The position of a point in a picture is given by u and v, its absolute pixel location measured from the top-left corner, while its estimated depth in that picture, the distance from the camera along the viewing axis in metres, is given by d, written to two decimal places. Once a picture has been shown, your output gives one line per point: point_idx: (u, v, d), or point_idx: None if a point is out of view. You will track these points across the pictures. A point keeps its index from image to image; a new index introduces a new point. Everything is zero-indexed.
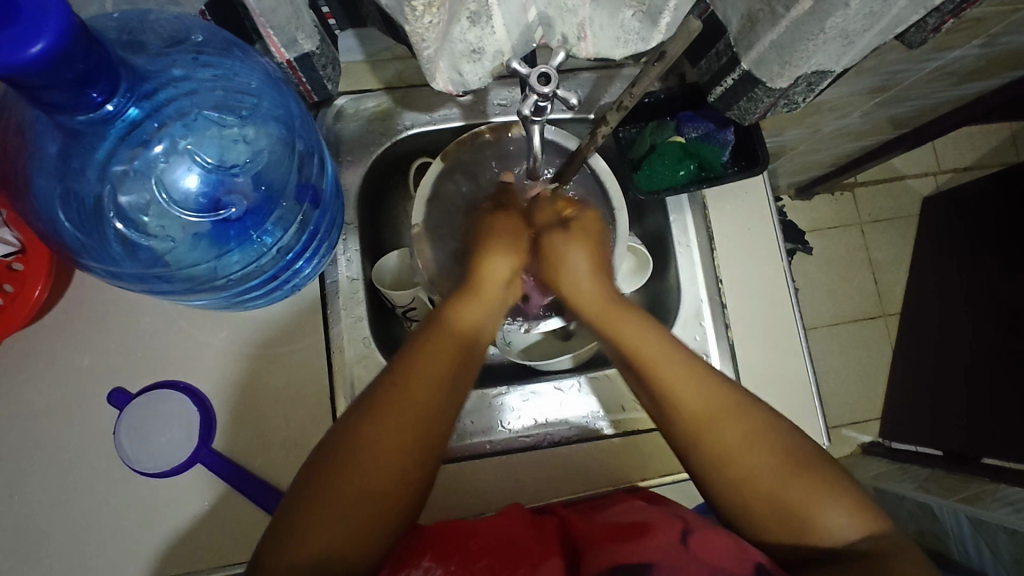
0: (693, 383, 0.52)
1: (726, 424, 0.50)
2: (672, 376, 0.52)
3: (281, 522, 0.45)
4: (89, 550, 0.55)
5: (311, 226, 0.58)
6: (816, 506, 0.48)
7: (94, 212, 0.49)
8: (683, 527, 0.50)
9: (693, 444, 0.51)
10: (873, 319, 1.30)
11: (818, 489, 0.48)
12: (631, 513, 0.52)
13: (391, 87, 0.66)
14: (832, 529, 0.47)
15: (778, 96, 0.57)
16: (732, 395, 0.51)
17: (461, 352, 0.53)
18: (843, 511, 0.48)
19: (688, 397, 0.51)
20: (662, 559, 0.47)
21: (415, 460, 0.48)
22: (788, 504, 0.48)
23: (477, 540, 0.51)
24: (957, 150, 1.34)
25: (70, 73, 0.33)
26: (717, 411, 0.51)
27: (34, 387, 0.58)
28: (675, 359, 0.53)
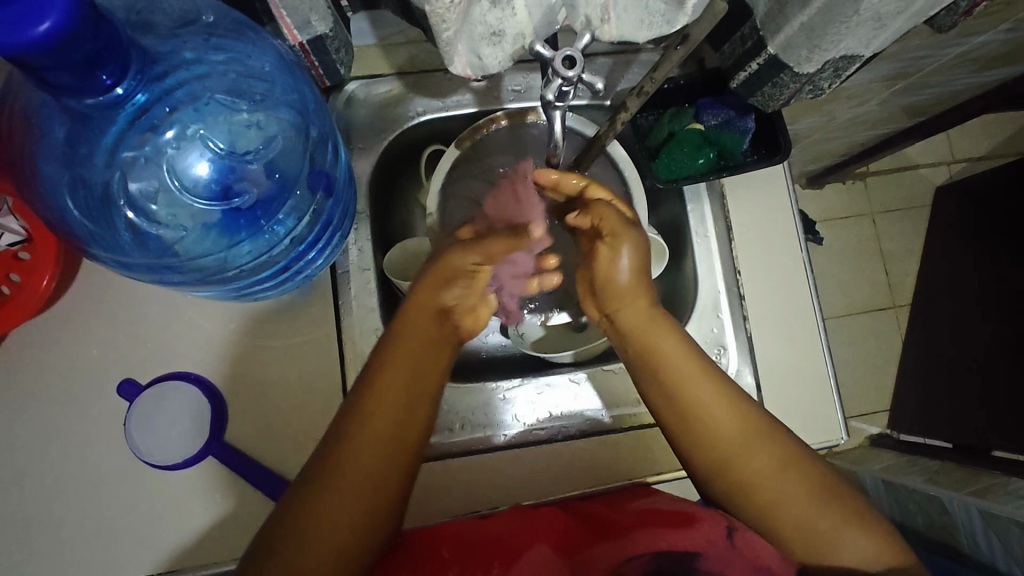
0: (729, 415, 0.51)
1: (765, 467, 0.50)
2: (706, 411, 0.51)
3: (266, 538, 0.45)
4: (100, 543, 0.55)
5: (324, 216, 0.56)
6: (839, 531, 0.48)
7: (103, 200, 0.48)
8: (726, 520, 0.50)
9: (727, 479, 0.50)
10: (884, 310, 1.28)
11: (840, 514, 0.49)
12: (673, 505, 0.53)
13: (403, 72, 0.64)
14: (856, 552, 0.48)
15: (804, 82, 0.55)
16: (769, 435, 0.51)
17: (405, 391, 0.50)
18: (869, 544, 0.48)
19: (724, 434, 0.50)
20: (706, 552, 0.48)
21: (390, 475, 0.47)
22: (809, 527, 0.48)
23: (448, 550, 0.50)
24: (972, 139, 1.32)
25: (79, 54, 0.32)
26: (749, 443, 0.50)
27: (43, 379, 0.57)
28: (710, 387, 0.52)
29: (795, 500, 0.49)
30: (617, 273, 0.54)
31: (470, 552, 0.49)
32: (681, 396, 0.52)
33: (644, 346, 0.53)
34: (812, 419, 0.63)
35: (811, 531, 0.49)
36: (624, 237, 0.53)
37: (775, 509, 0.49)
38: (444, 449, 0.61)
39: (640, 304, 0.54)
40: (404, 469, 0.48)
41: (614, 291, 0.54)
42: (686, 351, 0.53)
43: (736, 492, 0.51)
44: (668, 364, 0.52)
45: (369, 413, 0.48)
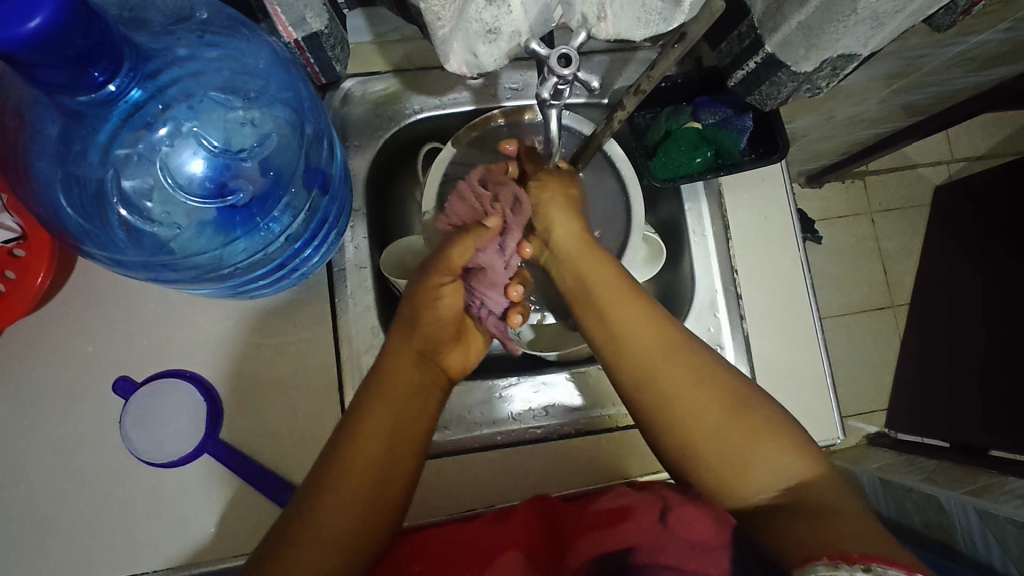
0: (650, 335, 0.51)
1: (679, 380, 0.49)
2: (625, 332, 0.51)
3: (268, 544, 0.45)
4: (96, 542, 0.55)
5: (320, 214, 0.56)
6: (758, 451, 0.47)
7: (97, 198, 0.48)
8: (662, 505, 0.50)
9: (649, 402, 0.50)
10: (882, 309, 1.28)
11: (763, 436, 0.47)
12: (617, 499, 0.53)
13: (399, 69, 0.64)
14: (782, 473, 0.46)
15: (802, 80, 0.54)
16: (680, 348, 0.50)
17: (402, 409, 0.50)
18: (790, 460, 0.47)
19: (642, 354, 0.50)
20: (641, 542, 0.48)
21: (387, 469, 0.48)
22: (725, 447, 0.47)
23: (419, 563, 0.49)
24: (971, 138, 1.32)
25: (71, 51, 0.32)
26: (667, 360, 0.50)
27: (39, 377, 0.57)
28: (626, 303, 0.52)
29: (714, 421, 0.48)
30: (550, 199, 0.57)
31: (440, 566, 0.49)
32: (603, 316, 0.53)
33: (569, 269, 0.56)
34: (808, 419, 0.63)
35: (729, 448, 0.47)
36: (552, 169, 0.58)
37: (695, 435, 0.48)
38: (440, 447, 0.61)
39: (566, 229, 0.57)
40: (402, 464, 0.49)
41: (546, 220, 0.57)
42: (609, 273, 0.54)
43: (659, 419, 0.49)
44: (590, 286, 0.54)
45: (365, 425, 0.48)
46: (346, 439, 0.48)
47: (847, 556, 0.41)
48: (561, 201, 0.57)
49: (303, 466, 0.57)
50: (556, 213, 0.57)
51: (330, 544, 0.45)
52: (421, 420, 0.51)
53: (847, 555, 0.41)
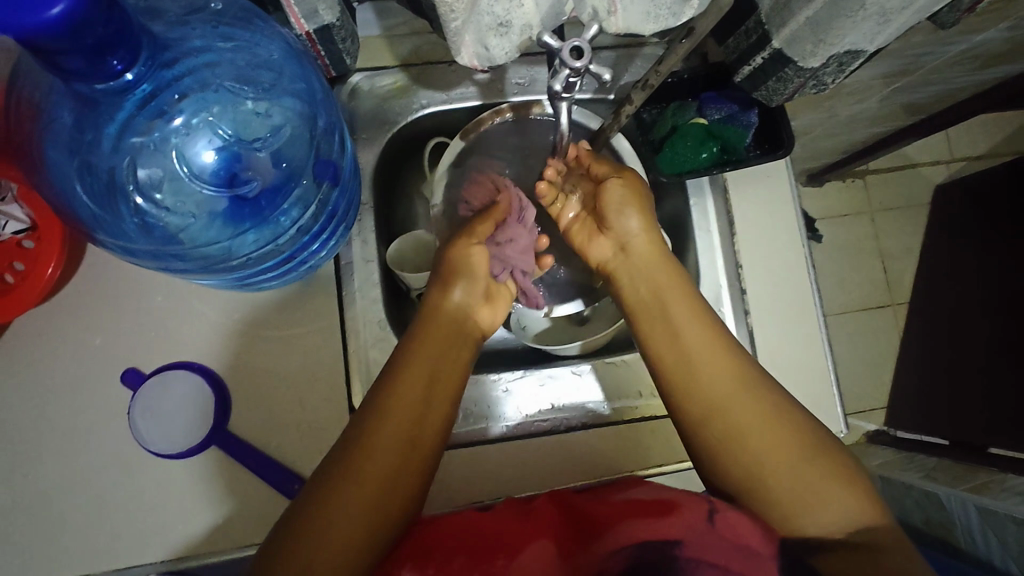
0: (722, 364, 0.52)
1: (722, 385, 0.51)
2: (703, 359, 0.52)
3: (290, 518, 0.44)
4: (103, 533, 0.55)
5: (330, 207, 0.56)
6: (827, 485, 0.47)
7: (110, 186, 0.48)
8: (709, 506, 0.46)
9: (716, 426, 0.50)
10: (882, 308, 1.29)
11: (835, 476, 0.47)
12: (655, 494, 0.49)
13: (407, 63, 0.64)
14: (850, 512, 0.46)
15: (808, 76, 0.55)
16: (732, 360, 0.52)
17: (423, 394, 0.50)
18: (856, 501, 0.46)
19: (713, 380, 0.51)
20: (689, 538, 0.43)
21: (407, 468, 0.47)
22: (792, 481, 0.47)
23: (453, 541, 0.46)
24: (970, 137, 1.33)
25: (90, 39, 0.32)
26: (740, 389, 0.50)
27: (47, 368, 0.57)
28: (694, 320, 0.54)
29: (787, 453, 0.48)
30: (627, 209, 0.58)
31: (475, 546, 0.45)
32: (679, 338, 0.54)
33: (644, 279, 0.58)
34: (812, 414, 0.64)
35: (797, 479, 0.47)
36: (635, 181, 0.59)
37: (762, 466, 0.48)
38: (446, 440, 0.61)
39: (640, 242, 0.59)
40: (417, 467, 0.48)
41: (620, 223, 0.59)
42: (684, 295, 0.56)
43: (722, 443, 0.50)
44: (666, 301, 0.56)
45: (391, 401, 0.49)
46: (365, 434, 0.47)
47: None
48: (637, 215, 0.58)
49: (310, 457, 0.57)
50: (633, 225, 0.58)
51: (349, 527, 0.43)
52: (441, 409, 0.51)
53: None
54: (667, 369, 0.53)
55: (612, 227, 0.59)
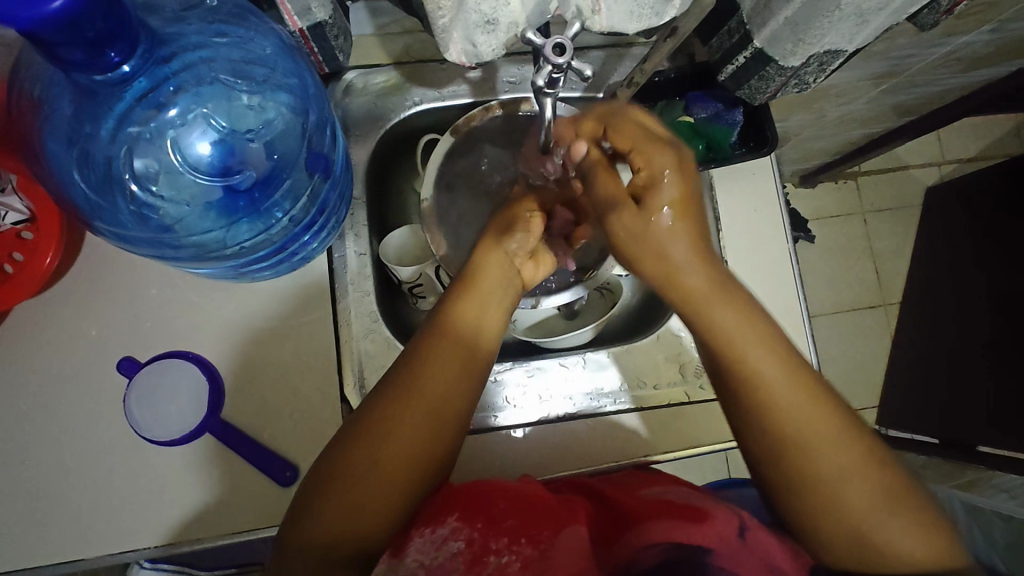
0: (809, 408, 0.44)
1: (780, 394, 0.44)
2: (787, 412, 0.44)
3: (306, 491, 0.46)
4: (98, 517, 0.56)
5: (321, 199, 0.57)
6: (889, 519, 0.42)
7: (108, 176, 0.49)
8: (740, 522, 0.46)
9: (773, 433, 0.44)
10: (873, 308, 1.31)
11: (913, 517, 0.43)
12: (686, 499, 0.49)
13: (400, 62, 0.66)
14: (910, 545, 0.42)
15: (790, 75, 0.57)
16: (795, 371, 0.45)
17: (436, 410, 0.47)
18: (919, 536, 0.42)
19: (799, 434, 0.44)
20: (719, 548, 0.43)
21: (425, 471, 0.46)
22: (865, 533, 0.43)
23: (501, 504, 0.49)
24: (962, 140, 1.34)
25: (90, 32, 0.33)
26: (825, 426, 0.44)
27: (45, 356, 0.58)
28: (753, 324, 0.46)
29: (867, 501, 0.43)
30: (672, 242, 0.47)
31: (522, 511, 0.48)
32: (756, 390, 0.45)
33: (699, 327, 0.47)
34: None
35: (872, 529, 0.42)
36: (678, 206, 0.47)
37: (837, 515, 0.43)
38: None
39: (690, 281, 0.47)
40: (443, 455, 0.47)
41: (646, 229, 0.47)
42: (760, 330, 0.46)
43: (800, 495, 0.44)
44: (736, 347, 0.45)
45: (402, 412, 0.46)
46: (388, 433, 0.45)
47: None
48: (686, 243, 0.47)
49: (302, 445, 0.58)
50: (682, 259, 0.47)
51: (361, 517, 0.44)
52: (452, 425, 0.48)
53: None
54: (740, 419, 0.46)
55: (648, 271, 0.48)
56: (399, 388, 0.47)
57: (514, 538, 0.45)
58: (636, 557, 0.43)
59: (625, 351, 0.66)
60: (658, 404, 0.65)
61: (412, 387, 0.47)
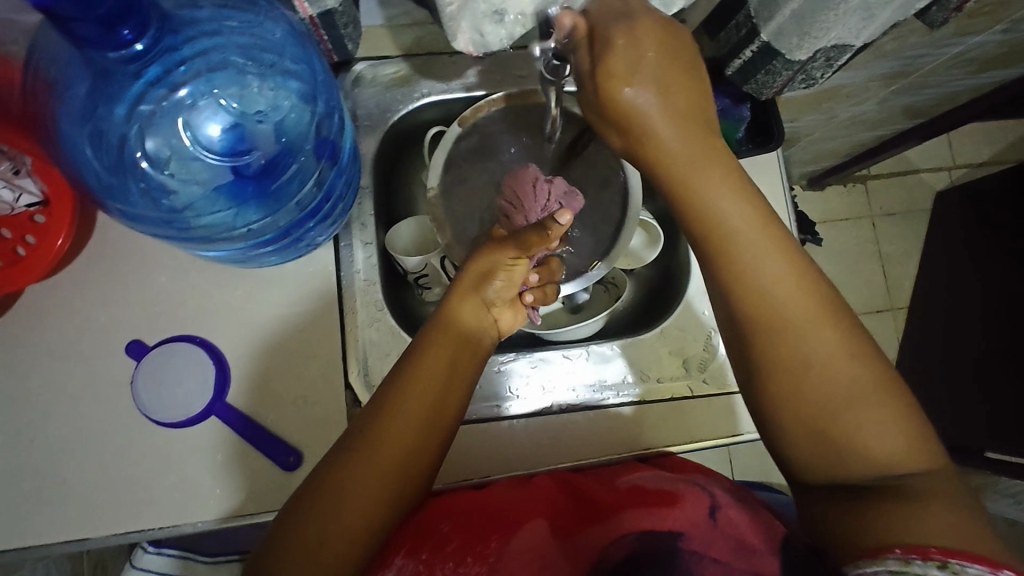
0: (786, 274, 0.44)
1: (774, 278, 0.44)
2: (765, 278, 0.44)
3: (302, 496, 0.46)
4: (106, 498, 0.57)
5: (327, 186, 0.57)
6: (875, 422, 0.41)
7: (120, 155, 0.50)
8: (710, 501, 0.48)
9: (763, 322, 0.44)
10: (881, 312, 1.29)
11: (888, 408, 0.42)
12: (659, 485, 0.52)
13: (408, 54, 0.66)
14: (894, 451, 0.41)
15: (796, 70, 0.57)
16: (796, 264, 0.45)
17: (430, 403, 0.49)
18: (902, 443, 0.41)
19: (768, 295, 0.44)
20: (689, 530, 0.46)
21: (419, 464, 0.47)
22: (830, 413, 0.42)
23: (447, 522, 0.49)
24: (974, 144, 1.33)
25: (103, 9, 0.34)
26: (818, 323, 0.43)
27: (57, 338, 0.59)
28: (749, 212, 0.45)
29: (835, 374, 0.42)
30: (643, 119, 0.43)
31: (468, 526, 0.49)
32: (730, 257, 0.45)
33: (682, 198, 0.46)
34: None
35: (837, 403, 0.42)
36: (642, 70, 0.42)
37: (804, 388, 0.43)
38: None
39: (665, 148, 0.45)
40: (434, 449, 0.49)
41: (621, 99, 0.43)
42: (749, 203, 0.45)
43: (771, 371, 0.44)
44: (717, 216, 0.45)
45: (394, 410, 0.48)
46: (378, 433, 0.47)
47: (922, 549, 0.36)
48: (658, 109, 0.43)
49: (306, 430, 0.59)
50: (655, 122, 0.43)
51: (356, 513, 0.44)
52: (446, 417, 0.49)
53: (925, 549, 0.36)
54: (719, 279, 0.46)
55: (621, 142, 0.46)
56: (386, 399, 0.48)
57: (460, 558, 0.46)
58: (608, 551, 0.46)
59: (630, 345, 0.66)
60: (662, 397, 0.65)
61: (401, 393, 0.48)
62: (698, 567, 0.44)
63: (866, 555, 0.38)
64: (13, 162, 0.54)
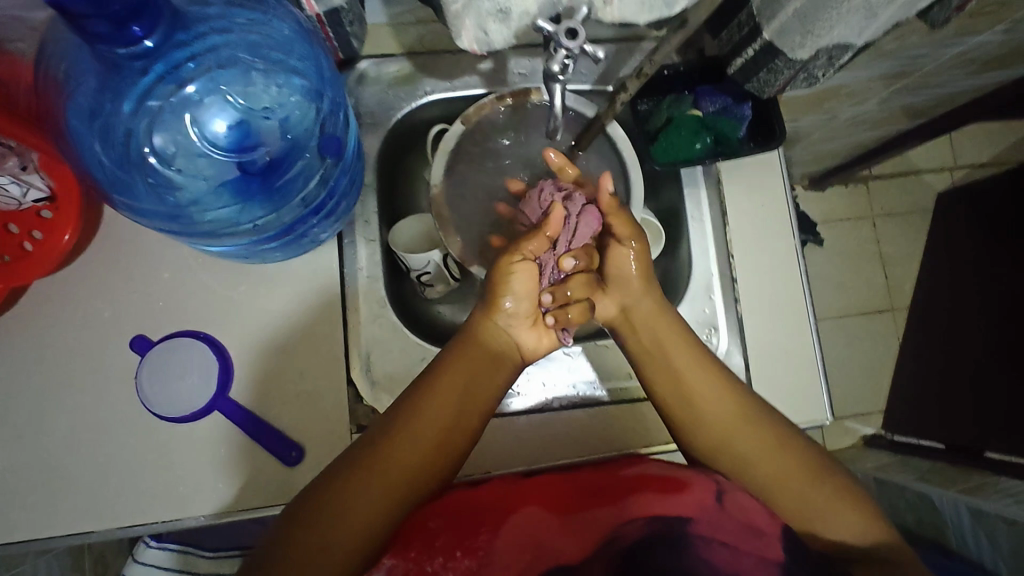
0: (721, 403, 0.54)
1: (710, 391, 0.55)
2: (706, 403, 0.54)
3: (306, 501, 0.46)
4: (110, 491, 0.57)
5: (332, 184, 0.58)
6: (829, 507, 0.50)
7: (126, 149, 0.51)
8: (716, 486, 0.49)
9: (712, 440, 0.54)
10: (881, 312, 1.29)
11: (838, 496, 0.51)
12: (662, 470, 0.52)
13: (412, 52, 0.67)
14: (856, 530, 0.50)
15: (799, 68, 0.57)
16: (729, 385, 0.55)
17: (443, 437, 0.51)
18: (858, 522, 0.50)
19: (716, 430, 0.54)
20: (699, 515, 0.47)
21: (427, 480, 0.49)
22: (805, 507, 0.50)
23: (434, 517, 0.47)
24: (975, 145, 1.34)
25: (116, 5, 0.35)
26: (756, 433, 0.53)
27: (62, 333, 0.60)
28: (690, 349, 0.57)
29: (784, 474, 0.51)
30: (626, 273, 0.59)
31: (456, 519, 0.47)
32: (682, 386, 0.55)
33: (649, 335, 0.58)
34: (792, 404, 0.64)
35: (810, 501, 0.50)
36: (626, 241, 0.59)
37: (768, 490, 0.51)
38: None
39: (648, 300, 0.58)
40: (444, 469, 0.50)
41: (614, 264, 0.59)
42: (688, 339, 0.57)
43: (734, 480, 0.53)
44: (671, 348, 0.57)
45: (404, 431, 0.49)
46: (392, 451, 0.49)
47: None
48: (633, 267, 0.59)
49: (308, 425, 0.59)
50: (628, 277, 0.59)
51: (362, 517, 0.45)
52: (459, 442, 0.51)
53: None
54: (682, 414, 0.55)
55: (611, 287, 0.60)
56: (398, 422, 0.50)
57: (449, 554, 0.45)
58: (619, 533, 0.46)
59: None
60: None
61: (411, 414, 0.51)
62: (708, 551, 0.45)
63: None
64: (22, 159, 0.53)
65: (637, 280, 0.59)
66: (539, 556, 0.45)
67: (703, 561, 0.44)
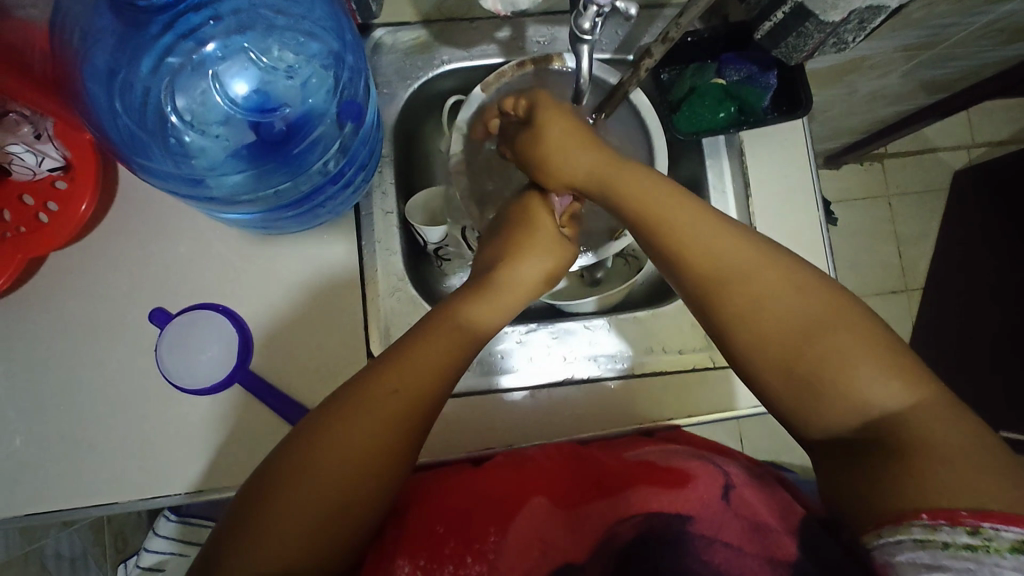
0: (733, 250, 0.49)
1: (704, 246, 0.50)
2: (710, 256, 0.49)
3: (273, 465, 0.44)
4: (131, 463, 0.57)
5: (351, 152, 0.57)
6: (853, 362, 0.44)
7: (145, 103, 0.51)
8: (724, 482, 0.50)
9: (729, 291, 0.48)
10: (895, 292, 1.27)
11: (870, 353, 0.44)
12: (668, 461, 0.53)
13: (428, 20, 0.65)
14: (891, 397, 0.43)
15: (829, 32, 0.55)
16: (728, 239, 0.50)
17: (421, 375, 0.47)
18: (894, 385, 0.43)
19: (728, 265, 0.49)
20: (699, 513, 0.48)
21: (403, 429, 0.46)
22: (828, 362, 0.44)
23: (441, 523, 0.50)
24: (993, 122, 1.31)
25: None
26: (777, 279, 0.48)
27: (80, 306, 0.59)
28: (682, 211, 0.51)
29: (783, 314, 0.47)
30: (562, 143, 0.57)
31: (462, 523, 0.50)
32: (671, 238, 0.51)
33: (624, 198, 0.54)
34: None
35: (820, 369, 0.44)
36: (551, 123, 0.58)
37: (769, 338, 0.46)
38: (460, 389, 0.62)
39: (587, 153, 0.57)
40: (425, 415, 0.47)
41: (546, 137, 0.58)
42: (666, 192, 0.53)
43: (743, 338, 0.48)
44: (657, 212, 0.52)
45: (381, 376, 0.47)
46: (357, 409, 0.45)
47: (950, 515, 0.37)
48: (562, 135, 0.57)
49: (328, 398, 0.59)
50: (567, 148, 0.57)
51: (334, 485, 0.43)
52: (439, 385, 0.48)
53: (953, 513, 0.37)
54: (677, 280, 0.51)
55: (560, 158, 0.58)
56: (371, 374, 0.47)
57: (460, 560, 0.48)
58: (615, 532, 0.48)
59: (651, 315, 0.66)
60: (683, 368, 0.64)
61: (377, 375, 0.47)
62: (710, 553, 0.46)
63: (887, 523, 0.39)
64: (36, 127, 0.53)
65: (571, 138, 0.57)
66: (548, 550, 0.48)
67: (702, 561, 0.46)
